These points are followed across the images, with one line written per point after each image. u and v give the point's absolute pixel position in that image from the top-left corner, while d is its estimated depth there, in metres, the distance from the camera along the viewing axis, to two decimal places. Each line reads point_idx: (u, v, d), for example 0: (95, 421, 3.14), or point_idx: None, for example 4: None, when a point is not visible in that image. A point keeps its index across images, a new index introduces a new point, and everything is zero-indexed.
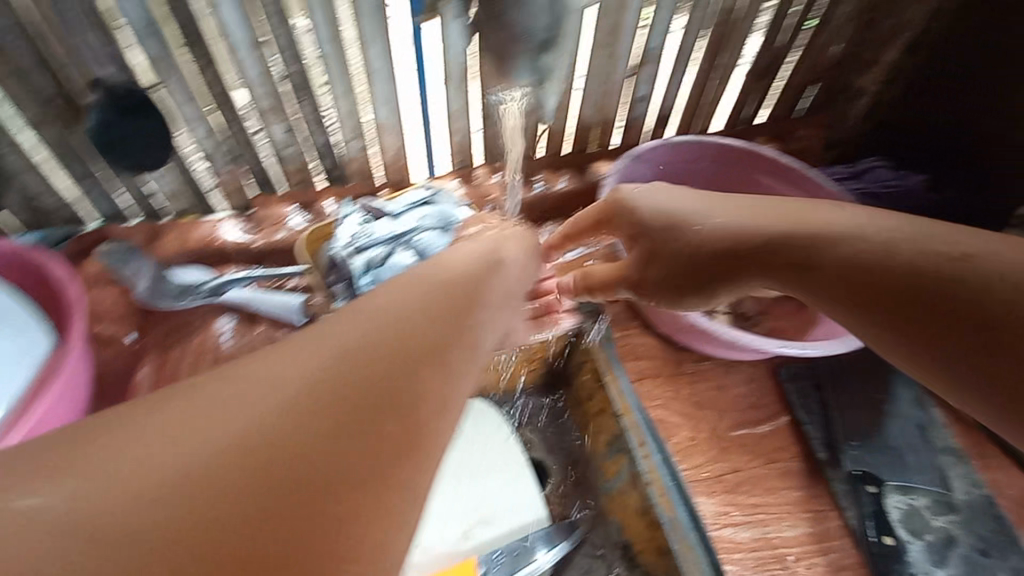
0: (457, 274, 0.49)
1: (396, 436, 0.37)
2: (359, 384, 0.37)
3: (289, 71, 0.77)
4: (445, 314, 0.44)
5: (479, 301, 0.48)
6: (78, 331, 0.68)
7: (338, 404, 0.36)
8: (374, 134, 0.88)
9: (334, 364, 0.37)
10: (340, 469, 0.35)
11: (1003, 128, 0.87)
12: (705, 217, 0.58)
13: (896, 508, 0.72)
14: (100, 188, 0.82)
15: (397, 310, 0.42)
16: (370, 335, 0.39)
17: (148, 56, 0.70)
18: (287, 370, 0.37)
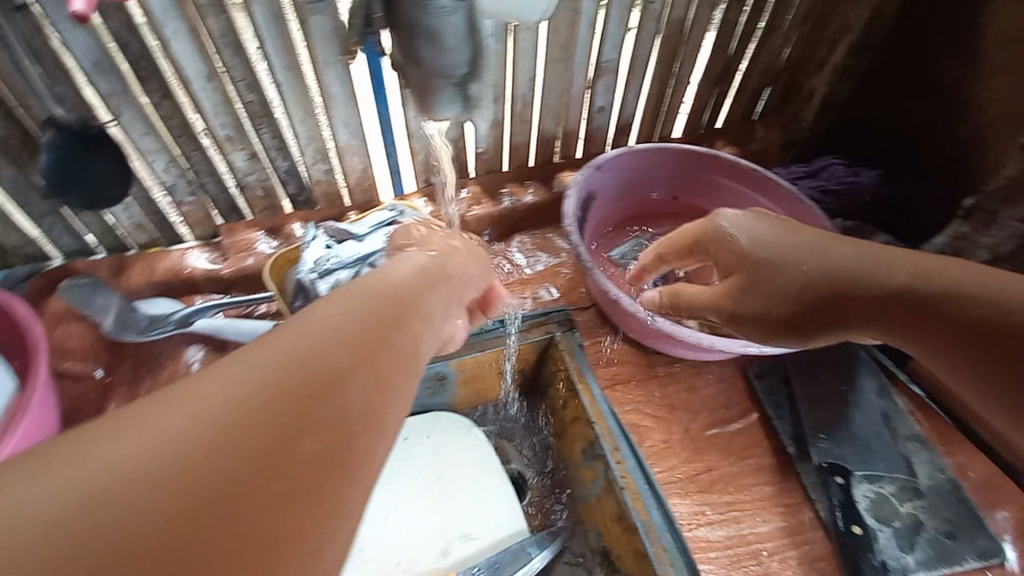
0: (394, 287, 0.48)
1: (345, 447, 0.35)
2: (290, 397, 0.34)
3: (246, 100, 0.78)
4: (390, 324, 0.43)
5: (420, 311, 0.47)
6: (42, 367, 0.68)
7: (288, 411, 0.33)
8: (338, 157, 0.89)
9: (284, 371, 0.35)
10: (263, 477, 0.31)
11: (937, 122, 0.91)
12: (807, 257, 0.60)
13: (865, 497, 0.73)
14: (63, 225, 0.82)
15: (342, 319, 0.40)
16: (304, 350, 0.36)
17: (101, 92, 0.71)
18: (228, 387, 0.33)
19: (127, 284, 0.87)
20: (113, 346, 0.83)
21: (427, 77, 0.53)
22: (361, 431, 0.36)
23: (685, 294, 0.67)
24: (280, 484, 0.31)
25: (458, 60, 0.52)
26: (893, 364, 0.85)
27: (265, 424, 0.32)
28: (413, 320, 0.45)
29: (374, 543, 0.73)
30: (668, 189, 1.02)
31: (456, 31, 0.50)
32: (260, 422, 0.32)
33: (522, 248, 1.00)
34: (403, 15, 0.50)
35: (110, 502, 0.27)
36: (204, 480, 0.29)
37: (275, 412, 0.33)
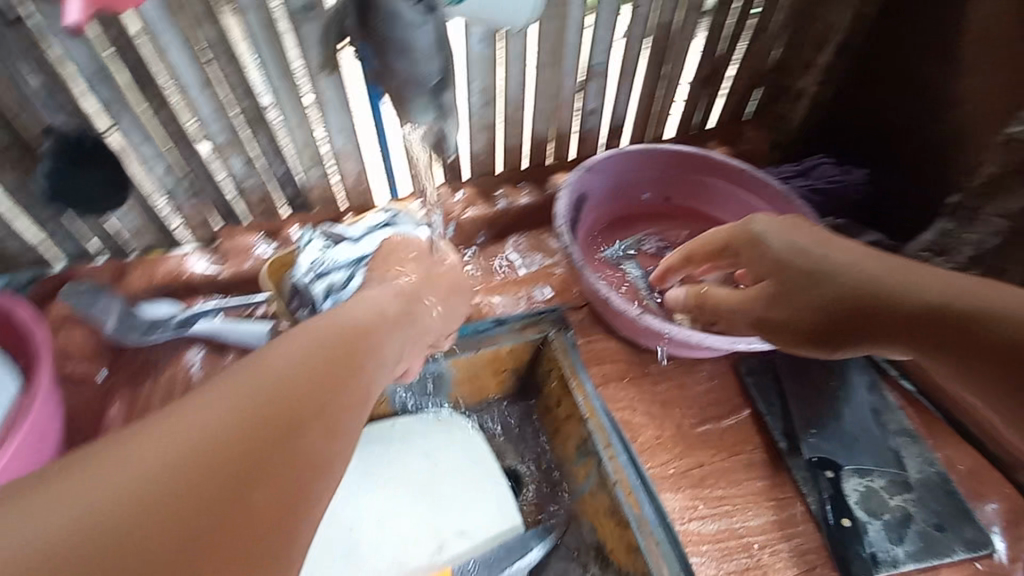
0: (360, 322, 0.53)
1: (305, 467, 0.42)
2: (254, 436, 0.40)
3: (242, 107, 0.79)
4: (349, 352, 0.49)
5: (378, 338, 0.54)
6: (44, 372, 0.69)
7: (254, 441, 0.40)
8: (333, 161, 0.91)
9: (253, 407, 0.41)
10: (230, 510, 0.38)
11: (915, 120, 0.93)
12: (845, 270, 0.60)
13: (854, 490, 0.74)
14: (65, 232, 0.83)
15: (304, 357, 0.46)
16: (270, 392, 0.43)
17: (101, 101, 0.73)
18: (203, 422, 0.39)
19: (128, 288, 0.88)
20: (115, 349, 0.84)
21: (401, 85, 0.54)
22: (316, 454, 0.43)
23: (710, 297, 0.68)
24: (250, 499, 0.39)
25: (427, 68, 0.54)
26: (883, 358, 0.87)
27: (237, 451, 0.39)
28: (371, 346, 0.52)
29: (372, 540, 0.74)
30: (659, 189, 1.04)
31: (425, 41, 0.52)
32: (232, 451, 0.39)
33: (516, 249, 1.01)
34: (374, 29, 0.52)
35: (105, 522, 0.34)
36: (192, 495, 0.37)
37: (244, 443, 0.40)
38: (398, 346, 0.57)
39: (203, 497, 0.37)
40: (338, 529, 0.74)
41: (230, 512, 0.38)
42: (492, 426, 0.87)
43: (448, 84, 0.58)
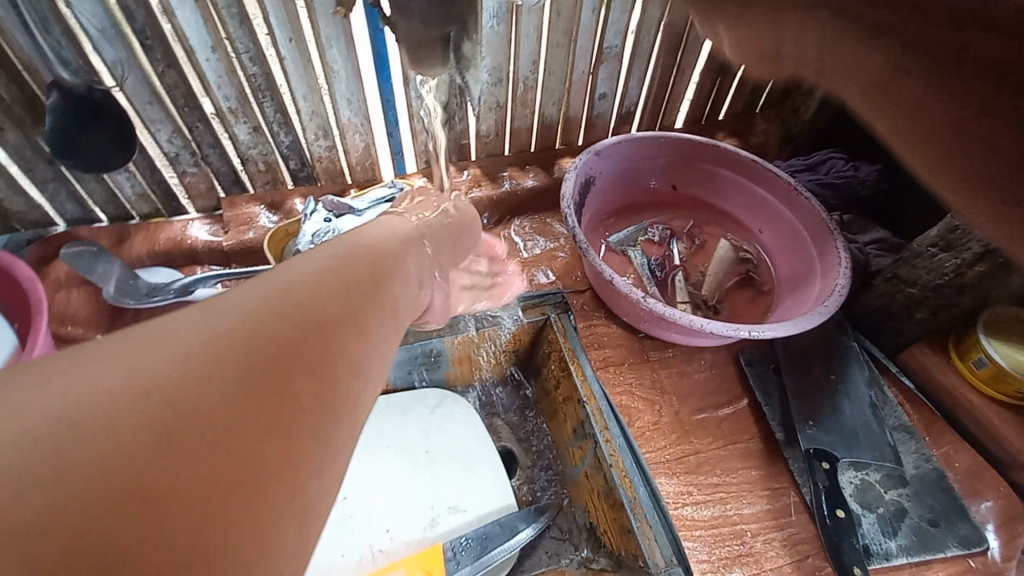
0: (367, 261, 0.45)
1: (326, 403, 0.34)
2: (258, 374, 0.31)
3: (251, 73, 0.79)
4: (367, 283, 0.42)
5: (392, 272, 0.47)
6: (40, 331, 0.68)
7: (268, 369, 0.31)
8: (339, 134, 0.90)
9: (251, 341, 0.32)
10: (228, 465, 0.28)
11: None
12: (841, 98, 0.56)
13: (850, 483, 0.74)
14: (68, 191, 0.84)
15: (311, 289, 0.37)
16: (275, 324, 0.33)
17: (108, 59, 0.72)
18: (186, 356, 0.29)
19: (129, 252, 0.87)
20: (113, 313, 0.83)
21: (420, 32, 0.51)
22: (342, 407, 0.35)
23: None
24: (267, 445, 0.30)
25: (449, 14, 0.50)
26: (883, 356, 0.87)
27: (256, 383, 0.31)
28: (389, 284, 0.45)
29: (365, 512, 0.74)
30: (666, 177, 1.02)
31: None
32: (243, 379, 0.30)
33: (520, 231, 1.00)
34: None
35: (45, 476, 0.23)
36: (182, 427, 0.27)
37: (260, 373, 0.31)
38: (411, 296, 0.50)
39: (210, 436, 0.28)
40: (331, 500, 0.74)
41: (242, 460, 0.28)
42: (489, 405, 0.87)
43: (470, 36, 0.54)
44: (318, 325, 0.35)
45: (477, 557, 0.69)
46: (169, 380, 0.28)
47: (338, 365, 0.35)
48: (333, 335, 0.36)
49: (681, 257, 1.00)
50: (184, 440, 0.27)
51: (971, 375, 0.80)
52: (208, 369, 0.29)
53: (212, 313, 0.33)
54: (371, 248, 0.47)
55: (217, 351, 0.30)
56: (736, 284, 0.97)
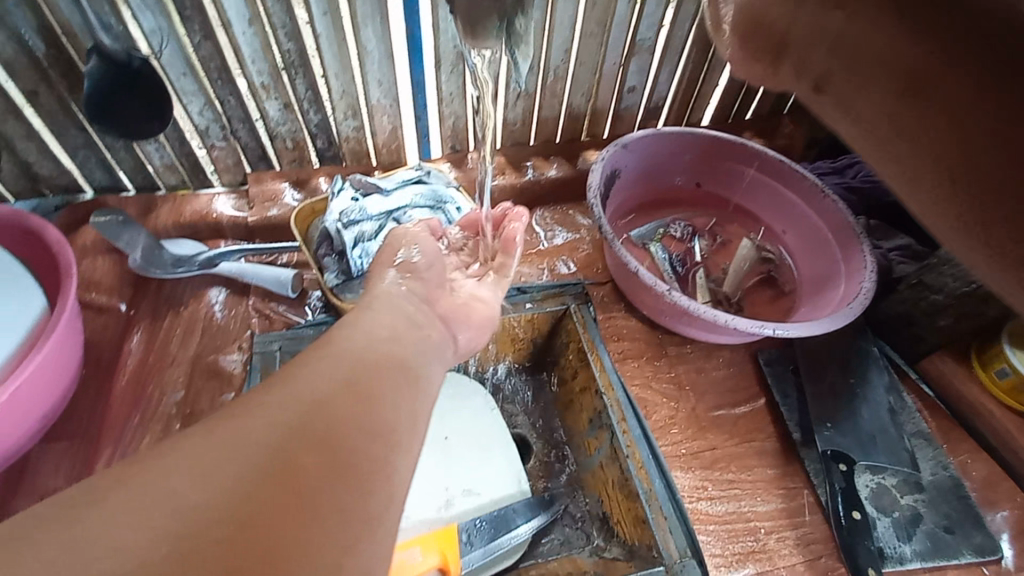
0: (393, 329, 0.49)
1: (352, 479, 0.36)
2: (285, 461, 0.34)
3: (285, 49, 0.79)
4: (384, 349, 0.46)
5: (407, 331, 0.51)
6: (68, 293, 0.68)
7: (296, 453, 0.35)
8: (367, 116, 0.90)
9: (279, 430, 0.36)
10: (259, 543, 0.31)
11: None
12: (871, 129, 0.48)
13: (866, 486, 0.74)
14: (96, 159, 0.84)
15: (337, 369, 0.41)
16: (301, 412, 0.37)
17: (146, 28, 0.73)
18: (226, 449, 0.34)
19: (155, 222, 0.88)
20: (138, 282, 0.84)
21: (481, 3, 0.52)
22: (371, 462, 0.37)
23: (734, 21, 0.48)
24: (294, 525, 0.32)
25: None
26: (903, 362, 0.86)
27: (281, 456, 0.34)
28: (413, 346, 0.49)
29: None
30: (691, 174, 1.02)
31: None
32: (268, 465, 0.34)
33: (541, 222, 1.00)
34: None
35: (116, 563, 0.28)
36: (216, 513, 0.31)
37: (283, 446, 0.35)
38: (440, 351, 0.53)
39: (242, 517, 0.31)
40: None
41: (270, 539, 0.31)
42: (504, 393, 0.87)
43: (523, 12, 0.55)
44: (339, 402, 0.39)
45: (490, 540, 0.70)
46: (211, 475, 0.33)
47: (361, 426, 0.38)
48: (353, 401, 0.39)
49: (702, 256, 1.00)
50: (225, 516, 0.31)
51: (991, 384, 0.80)
52: (242, 461, 0.34)
53: (252, 407, 0.37)
54: (388, 316, 0.51)
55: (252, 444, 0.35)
56: (757, 283, 0.96)
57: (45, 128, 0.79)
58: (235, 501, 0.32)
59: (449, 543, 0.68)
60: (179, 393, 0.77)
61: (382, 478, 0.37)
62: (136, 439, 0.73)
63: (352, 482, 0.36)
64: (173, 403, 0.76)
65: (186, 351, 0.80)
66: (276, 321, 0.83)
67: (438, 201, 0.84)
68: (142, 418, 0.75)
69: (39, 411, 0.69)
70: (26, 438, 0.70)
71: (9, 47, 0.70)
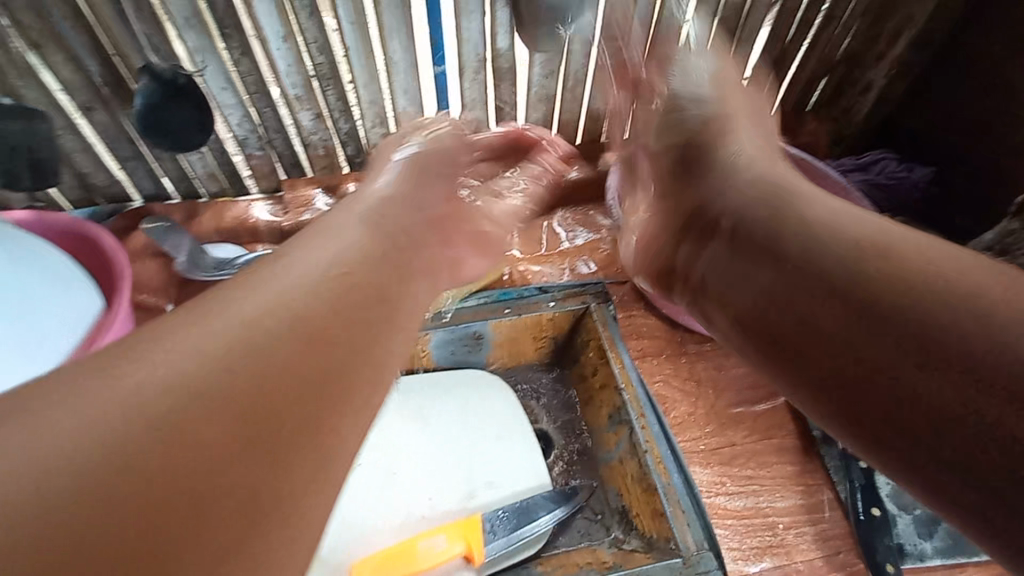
0: (368, 248, 0.48)
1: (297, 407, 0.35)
2: (235, 381, 0.33)
3: (317, 62, 0.83)
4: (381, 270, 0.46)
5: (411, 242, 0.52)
6: (125, 291, 0.75)
7: (246, 380, 0.34)
8: (395, 124, 0.95)
9: (227, 346, 0.35)
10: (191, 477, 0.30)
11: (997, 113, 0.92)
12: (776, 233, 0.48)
13: (887, 483, 0.76)
14: (144, 170, 0.90)
15: (295, 287, 0.40)
16: (241, 330, 0.36)
17: (190, 46, 0.78)
18: (167, 361, 0.33)
19: (198, 227, 0.94)
20: (182, 283, 0.89)
21: None
22: (319, 405, 0.36)
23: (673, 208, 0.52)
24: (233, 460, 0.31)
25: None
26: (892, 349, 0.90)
27: (224, 369, 0.34)
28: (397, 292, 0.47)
29: (408, 479, 0.78)
30: None
31: None
32: (199, 389, 0.32)
33: (563, 224, 1.01)
34: None
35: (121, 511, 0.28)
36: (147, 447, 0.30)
37: (225, 363, 0.34)
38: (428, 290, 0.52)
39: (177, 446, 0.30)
40: (377, 466, 0.79)
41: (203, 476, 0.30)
42: (527, 390, 0.90)
43: None
44: (290, 320, 0.38)
45: (513, 530, 0.72)
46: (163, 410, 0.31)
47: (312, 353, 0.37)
48: (307, 325, 0.38)
49: None
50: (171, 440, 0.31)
51: None
52: (176, 380, 0.32)
53: (205, 319, 0.36)
54: (355, 232, 0.49)
55: (191, 368, 0.33)
56: None
57: (100, 143, 0.85)
58: (185, 430, 0.31)
59: (472, 532, 0.72)
60: None
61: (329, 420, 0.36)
62: None
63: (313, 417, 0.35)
64: None
65: None
66: None
67: None
68: None
69: None
70: None
71: (67, 68, 0.76)
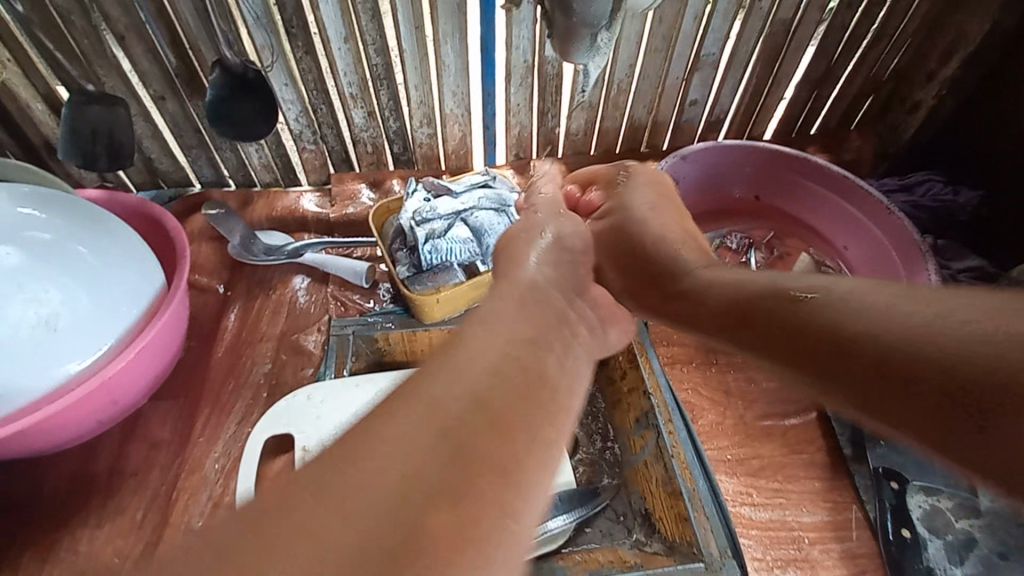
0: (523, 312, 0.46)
1: (464, 490, 0.32)
2: (410, 479, 0.31)
3: (373, 63, 0.87)
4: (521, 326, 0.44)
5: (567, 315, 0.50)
6: (184, 271, 0.79)
7: (423, 487, 0.31)
8: (441, 124, 0.98)
9: (398, 438, 0.33)
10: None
11: None
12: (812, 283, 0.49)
13: (919, 506, 0.74)
14: (207, 158, 0.96)
15: (467, 355, 0.39)
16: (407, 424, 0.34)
17: (258, 44, 0.83)
18: (343, 472, 0.32)
19: (251, 215, 0.99)
20: (234, 266, 0.94)
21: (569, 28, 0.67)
22: (496, 480, 0.33)
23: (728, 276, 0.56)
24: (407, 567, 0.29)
25: (599, 16, 0.65)
26: None
27: (408, 478, 0.31)
28: (557, 359, 0.43)
29: None
30: (751, 188, 1.03)
31: None
32: (383, 495, 0.31)
33: None
34: None
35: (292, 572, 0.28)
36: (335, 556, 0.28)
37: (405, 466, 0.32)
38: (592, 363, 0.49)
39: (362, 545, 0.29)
40: None
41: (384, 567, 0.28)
42: None
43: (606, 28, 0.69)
44: (461, 401, 0.36)
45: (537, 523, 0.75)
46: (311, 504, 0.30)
47: (489, 434, 0.35)
48: (483, 403, 0.36)
49: (759, 266, 1.00)
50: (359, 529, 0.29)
51: None
52: (358, 477, 0.31)
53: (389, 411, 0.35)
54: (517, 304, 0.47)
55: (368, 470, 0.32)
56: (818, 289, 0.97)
57: (167, 130, 0.91)
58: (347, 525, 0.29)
59: None
60: (267, 365, 0.87)
61: (510, 492, 0.34)
62: (230, 405, 0.83)
63: (479, 492, 0.32)
64: (262, 373, 0.86)
65: (275, 329, 0.90)
66: (351, 307, 0.91)
67: (501, 204, 0.89)
68: (236, 385, 0.85)
69: (156, 373, 0.80)
70: (138, 396, 0.80)
71: (146, 59, 0.82)
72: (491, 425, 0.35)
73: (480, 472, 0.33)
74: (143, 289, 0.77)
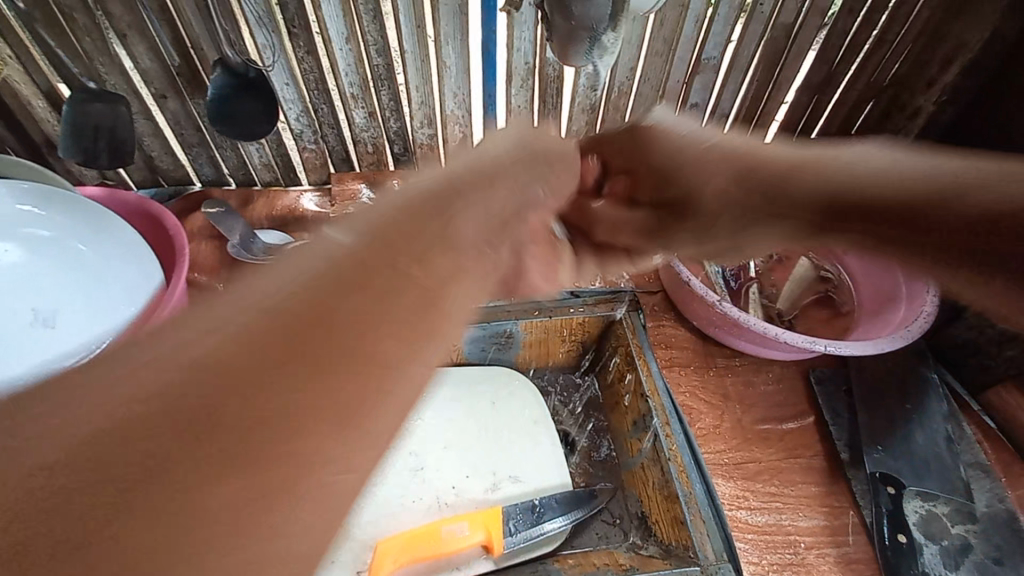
0: (428, 208, 0.39)
1: (265, 417, 0.26)
2: (190, 390, 0.25)
3: (375, 64, 0.88)
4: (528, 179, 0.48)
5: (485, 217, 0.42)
6: (183, 268, 0.80)
7: (215, 405, 0.25)
8: (442, 125, 0.98)
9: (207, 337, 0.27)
10: (109, 503, 0.22)
11: None
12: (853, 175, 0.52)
13: (915, 512, 0.74)
14: (208, 156, 0.96)
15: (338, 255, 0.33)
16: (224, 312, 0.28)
17: (260, 43, 0.83)
18: (121, 365, 0.26)
19: (251, 213, 0.98)
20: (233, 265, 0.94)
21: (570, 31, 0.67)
22: (321, 413, 0.27)
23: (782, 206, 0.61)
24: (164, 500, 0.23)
25: (599, 15, 0.66)
26: (965, 392, 0.86)
27: (190, 385, 0.25)
28: (451, 276, 0.35)
29: (433, 467, 0.79)
30: None
31: None
32: (151, 399, 0.24)
33: None
34: None
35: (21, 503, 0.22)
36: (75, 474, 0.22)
37: (198, 367, 0.26)
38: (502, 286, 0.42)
39: (123, 464, 0.23)
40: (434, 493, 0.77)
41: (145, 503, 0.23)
42: (555, 391, 0.91)
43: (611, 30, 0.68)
44: (309, 302, 0.29)
45: (532, 525, 0.74)
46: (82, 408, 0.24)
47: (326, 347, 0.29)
48: (334, 306, 0.30)
49: (758, 270, 1.00)
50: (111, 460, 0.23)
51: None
52: (127, 374, 0.25)
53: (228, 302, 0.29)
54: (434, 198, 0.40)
55: (145, 371, 0.25)
56: (813, 302, 0.96)
57: (150, 100, 0.88)
58: (102, 441, 0.23)
59: (494, 522, 0.72)
60: None
61: (337, 428, 0.27)
62: None
63: (294, 424, 0.26)
64: None
65: None
66: None
67: None
68: None
69: None
70: None
71: (147, 56, 0.82)
72: (338, 342, 0.29)
73: (305, 401, 0.27)
74: (147, 282, 0.77)
